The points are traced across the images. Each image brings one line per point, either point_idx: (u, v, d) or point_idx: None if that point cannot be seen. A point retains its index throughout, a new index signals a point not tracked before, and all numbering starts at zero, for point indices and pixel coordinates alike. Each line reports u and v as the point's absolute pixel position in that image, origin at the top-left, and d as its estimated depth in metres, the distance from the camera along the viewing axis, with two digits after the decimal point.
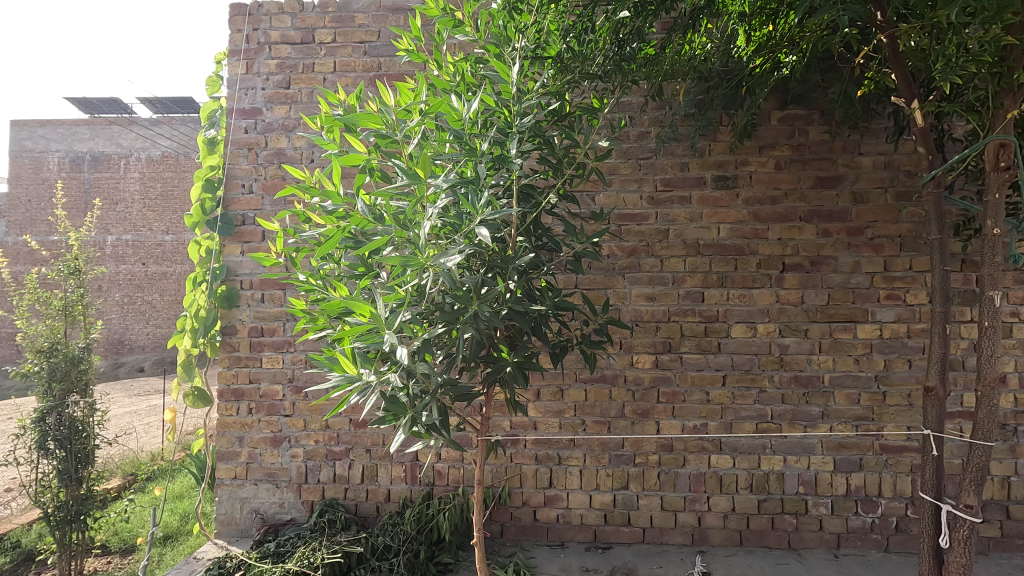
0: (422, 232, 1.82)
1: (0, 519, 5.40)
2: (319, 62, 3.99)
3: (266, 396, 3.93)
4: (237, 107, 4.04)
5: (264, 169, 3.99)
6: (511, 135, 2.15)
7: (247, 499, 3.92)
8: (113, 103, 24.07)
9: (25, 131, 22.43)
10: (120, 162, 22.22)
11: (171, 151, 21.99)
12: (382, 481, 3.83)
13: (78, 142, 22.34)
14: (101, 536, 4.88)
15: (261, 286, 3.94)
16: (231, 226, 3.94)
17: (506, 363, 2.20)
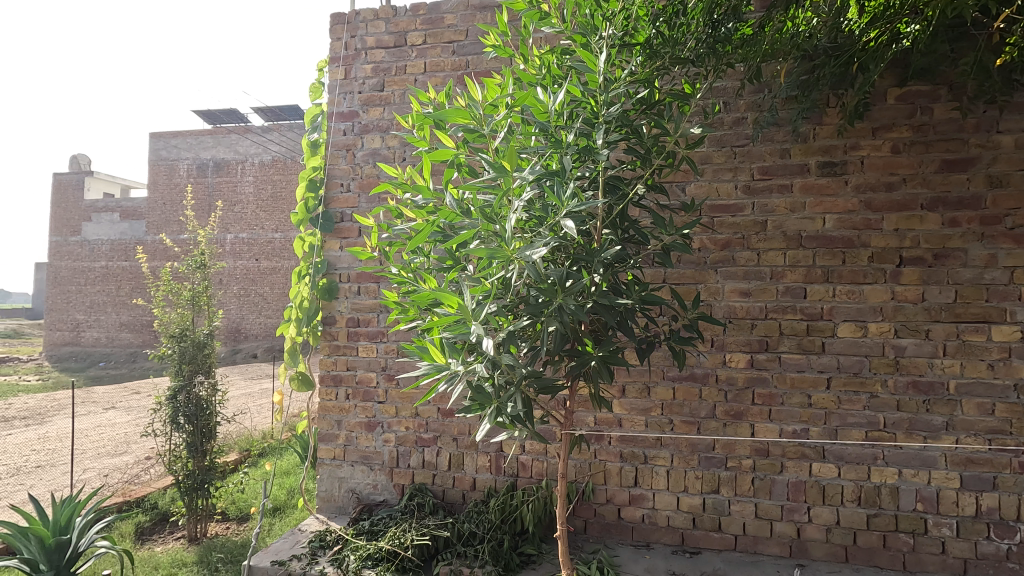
0: (508, 224, 1.83)
1: (142, 482, 6.16)
2: (411, 64, 4.15)
3: (362, 382, 4.17)
4: (337, 111, 4.31)
5: (360, 169, 4.22)
6: (597, 125, 2.11)
7: (345, 479, 4.18)
8: (231, 113, 26.59)
9: (160, 142, 25.35)
10: (237, 167, 24.57)
11: (279, 157, 24.14)
12: (468, 470, 3.94)
13: (203, 150, 24.91)
14: (222, 504, 5.41)
15: (358, 279, 4.18)
16: (331, 223, 4.21)
17: (591, 357, 2.16)
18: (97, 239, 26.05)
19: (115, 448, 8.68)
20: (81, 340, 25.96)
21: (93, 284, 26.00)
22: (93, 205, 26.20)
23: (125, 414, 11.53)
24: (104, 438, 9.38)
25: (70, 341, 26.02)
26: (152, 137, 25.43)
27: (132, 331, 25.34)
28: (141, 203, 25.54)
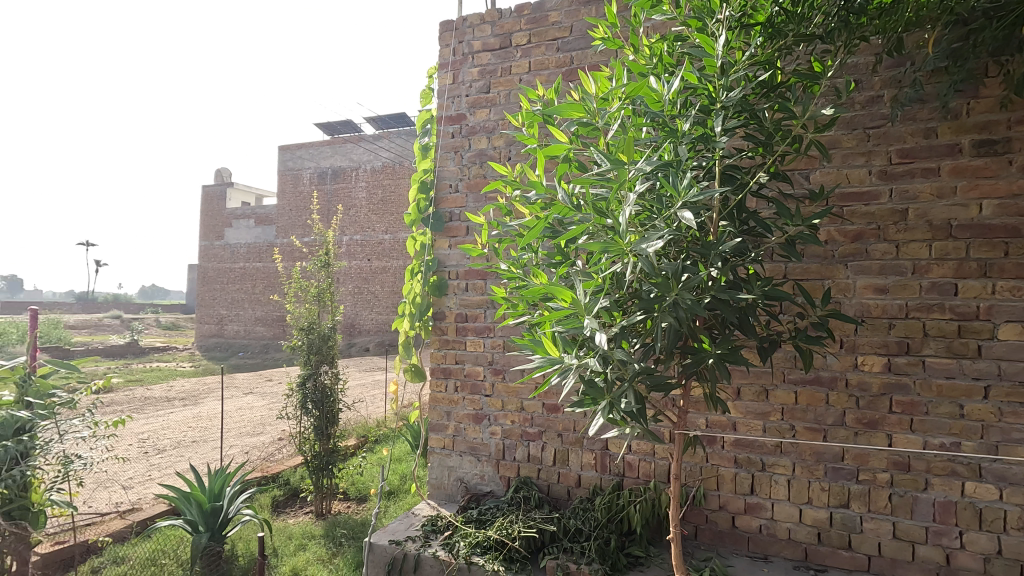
0: (622, 217, 1.80)
1: (276, 460, 6.84)
2: (515, 64, 4.23)
3: (470, 375, 4.32)
4: (445, 115, 4.50)
5: (468, 169, 4.36)
6: (715, 111, 2.01)
7: (454, 468, 4.36)
8: (347, 124, 28.69)
9: (287, 154, 27.98)
10: (352, 174, 26.49)
11: (389, 163, 25.65)
12: (573, 466, 3.94)
13: (323, 160, 27.13)
14: (344, 485, 5.87)
15: (466, 277, 4.33)
16: (442, 222, 4.40)
17: (708, 355, 2.06)
18: (237, 243, 29.34)
19: (254, 429, 9.74)
20: (225, 332, 29.41)
21: (233, 283, 29.34)
22: (233, 213, 29.55)
23: (261, 399, 12.90)
24: (245, 419, 10.57)
25: (216, 333, 29.57)
26: (281, 149, 28.13)
27: (264, 325, 28.25)
28: (272, 209, 28.37)
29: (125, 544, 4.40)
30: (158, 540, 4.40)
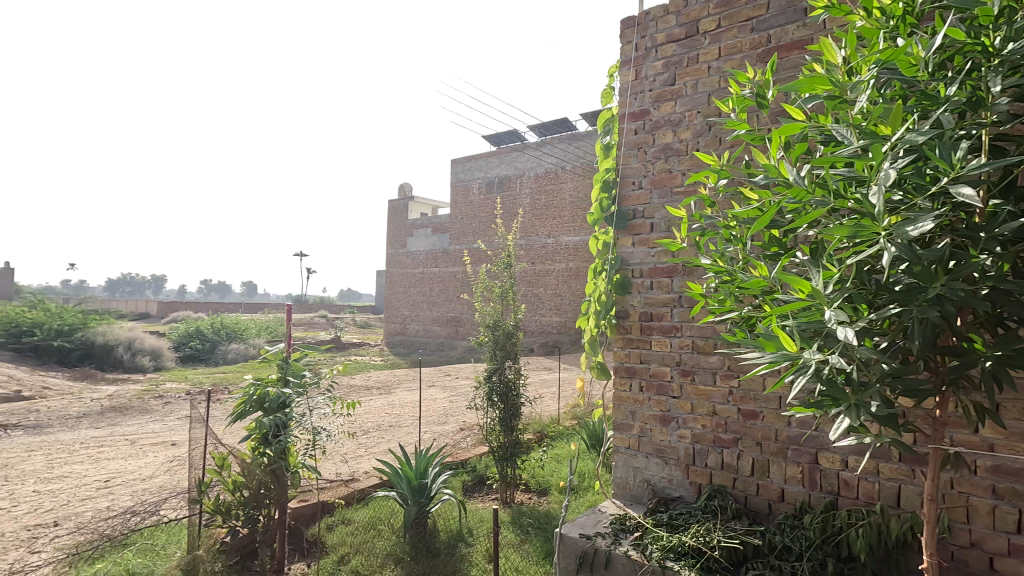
0: (875, 198, 1.61)
1: (464, 448, 7.42)
2: (704, 52, 4.03)
3: (656, 376, 4.21)
4: (628, 112, 4.46)
5: (653, 165, 4.26)
6: (990, 70, 1.70)
7: (639, 470, 4.29)
8: (512, 134, 30.06)
9: (459, 166, 30.24)
10: (517, 181, 27.70)
11: (551, 168, 26.27)
12: (775, 479, 3.62)
13: (490, 169, 28.81)
14: (527, 475, 6.13)
15: (651, 275, 4.23)
16: (625, 220, 4.37)
17: (982, 358, 1.74)
18: (417, 250, 32.48)
19: (438, 418, 10.67)
20: (407, 331, 32.69)
21: (414, 286, 32.50)
22: (414, 223, 32.82)
23: (441, 391, 14.07)
24: (430, 409, 11.62)
25: (400, 331, 33.02)
26: (454, 163, 30.48)
27: (440, 324, 30.81)
28: (446, 219, 30.92)
29: (350, 508, 5.12)
30: (375, 508, 5.04)
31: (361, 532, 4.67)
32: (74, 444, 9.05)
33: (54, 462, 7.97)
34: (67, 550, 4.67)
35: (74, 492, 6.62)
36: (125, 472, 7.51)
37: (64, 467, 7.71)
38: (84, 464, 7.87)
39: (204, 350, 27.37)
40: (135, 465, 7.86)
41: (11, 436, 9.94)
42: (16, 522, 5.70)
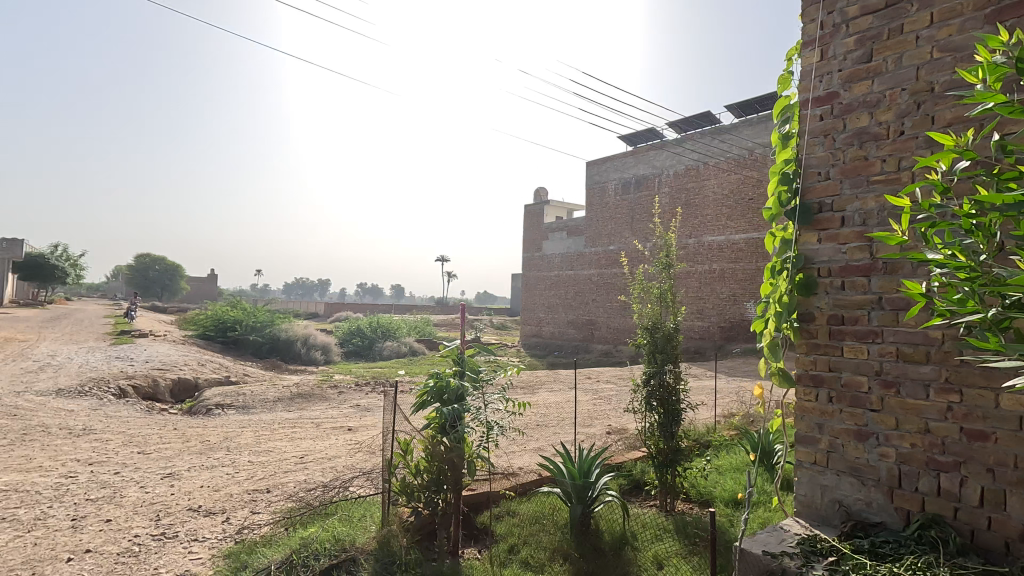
0: None
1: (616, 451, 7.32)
2: (910, 21, 3.49)
3: (849, 385, 3.69)
4: (813, 96, 4.01)
5: (843, 153, 3.78)
6: None
7: (828, 487, 3.79)
8: (649, 133, 29.22)
9: (594, 168, 30.12)
10: (655, 181, 26.84)
11: (692, 165, 25.01)
12: (1014, 514, 2.99)
13: (626, 170, 28.31)
14: (687, 484, 5.88)
15: (842, 273, 3.72)
16: (809, 215, 3.92)
17: None
18: (553, 254, 32.91)
19: (582, 422, 10.68)
20: (543, 333, 33.21)
21: (549, 289, 32.95)
22: (549, 227, 33.32)
23: (581, 394, 14.07)
24: (572, 412, 11.68)
25: (536, 333, 33.66)
26: (589, 165, 30.42)
27: (575, 327, 30.85)
28: (581, 221, 30.94)
29: (514, 500, 5.34)
30: (537, 502, 5.20)
31: (527, 525, 4.85)
32: (272, 424, 10.60)
33: (259, 438, 9.40)
34: (282, 514, 5.50)
35: (277, 465, 7.76)
36: (314, 451, 8.62)
37: (267, 443, 9.06)
38: (281, 442, 9.17)
39: (363, 346, 30.42)
40: (320, 445, 8.97)
41: (225, 414, 11.93)
42: (239, 485, 6.83)
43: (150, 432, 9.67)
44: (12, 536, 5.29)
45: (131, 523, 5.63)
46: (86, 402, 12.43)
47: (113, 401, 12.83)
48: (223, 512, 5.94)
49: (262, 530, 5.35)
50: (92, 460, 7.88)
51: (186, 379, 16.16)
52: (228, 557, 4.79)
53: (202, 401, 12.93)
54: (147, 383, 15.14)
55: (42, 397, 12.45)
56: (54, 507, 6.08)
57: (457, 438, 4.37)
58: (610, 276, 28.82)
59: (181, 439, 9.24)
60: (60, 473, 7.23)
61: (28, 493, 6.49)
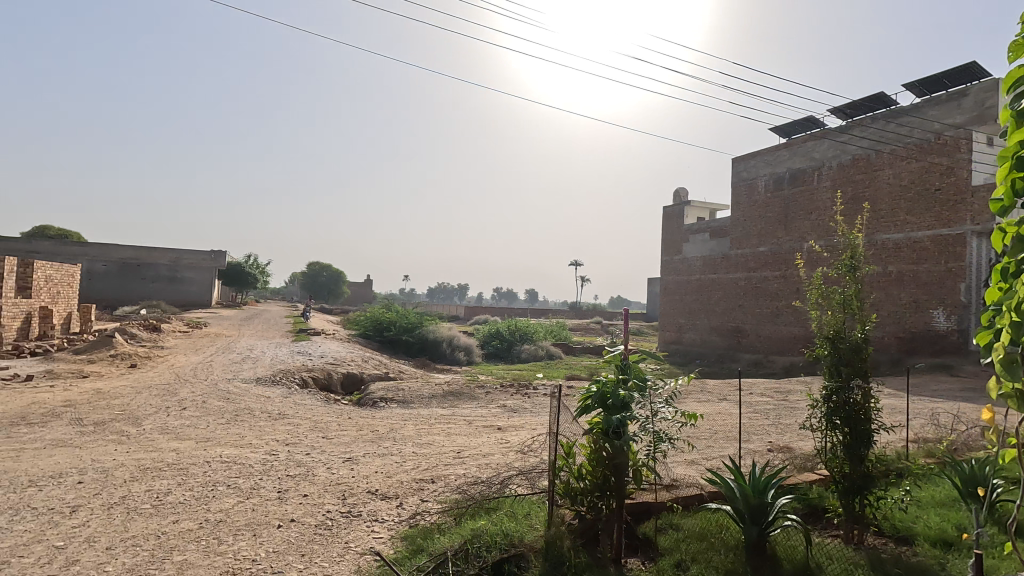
0: None
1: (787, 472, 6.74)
2: None
3: None
4: None
5: None
6: None
7: None
8: (807, 122, 26.54)
9: (742, 165, 28.10)
10: (815, 174, 24.24)
11: (862, 154, 22.17)
12: None
13: (780, 164, 25.97)
14: (880, 515, 5.24)
15: None
16: None
17: None
18: (694, 257, 31.30)
19: (737, 437, 9.98)
20: (684, 340, 31.68)
21: (690, 294, 31.37)
22: (691, 228, 31.73)
23: (734, 407, 13.15)
24: (723, 425, 10.96)
25: (676, 340, 32.22)
26: (736, 161, 28.45)
27: (720, 335, 28.98)
28: (727, 222, 28.99)
29: (678, 513, 5.19)
30: (704, 518, 4.97)
31: (693, 541, 4.67)
32: (429, 419, 11.42)
33: (419, 432, 10.18)
34: (449, 504, 5.92)
35: (438, 458, 8.33)
36: (468, 447, 9.11)
37: (427, 437, 9.78)
38: (439, 436, 9.84)
39: (502, 349, 31.56)
40: (474, 442, 9.45)
41: (388, 407, 13.11)
42: (407, 474, 7.45)
43: (330, 420, 10.96)
44: (236, 501, 6.30)
45: (323, 499, 6.42)
46: (279, 389, 14.48)
47: (298, 390, 14.77)
48: (397, 497, 6.53)
49: (431, 518, 5.80)
50: (288, 441, 9.12)
51: (354, 374, 18.06)
52: (406, 539, 5.27)
53: (368, 394, 14.35)
54: (323, 376, 17.19)
55: (247, 384, 14.75)
56: (264, 478, 7.14)
57: (622, 446, 4.32)
58: (760, 280, 26.64)
59: (354, 428, 10.34)
60: (265, 450, 8.47)
61: (244, 465, 7.70)
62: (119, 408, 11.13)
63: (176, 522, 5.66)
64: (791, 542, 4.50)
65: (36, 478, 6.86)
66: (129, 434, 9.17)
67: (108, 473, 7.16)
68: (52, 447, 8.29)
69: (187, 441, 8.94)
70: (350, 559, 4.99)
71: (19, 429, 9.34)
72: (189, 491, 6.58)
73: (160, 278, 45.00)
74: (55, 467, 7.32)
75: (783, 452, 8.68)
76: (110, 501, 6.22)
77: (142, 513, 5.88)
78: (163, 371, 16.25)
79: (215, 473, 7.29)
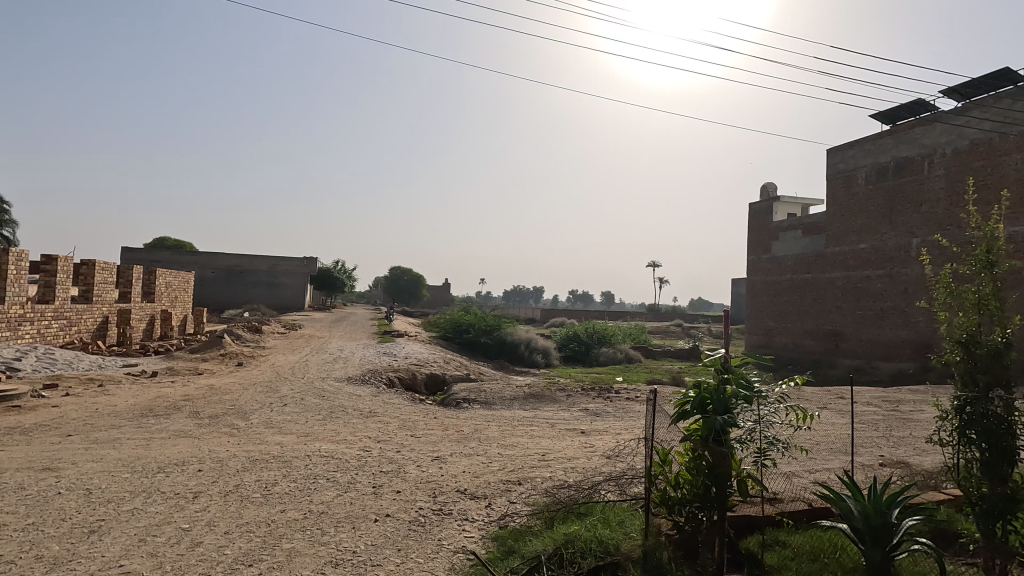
0: None
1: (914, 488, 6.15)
2: None
3: None
4: None
5: None
6: None
7: None
8: (916, 105, 24.15)
9: (838, 156, 26.07)
10: (925, 163, 22.04)
11: (982, 138, 19.85)
12: None
13: (883, 153, 23.86)
14: None
15: None
16: None
17: None
18: (785, 255, 29.42)
19: (843, 449, 9.20)
20: (773, 344, 29.86)
21: (781, 294, 29.52)
22: (781, 226, 29.89)
23: (836, 417, 12.15)
24: (825, 436, 10.16)
25: (765, 344, 30.42)
26: (832, 152, 26.45)
27: (814, 339, 27.03)
28: (822, 218, 27.02)
29: (785, 528, 5.02)
30: (815, 536, 4.80)
31: (805, 560, 4.53)
32: (512, 421, 11.47)
33: (503, 433, 10.25)
34: (538, 507, 5.94)
35: (523, 460, 8.34)
36: (553, 449, 9.05)
37: (511, 438, 9.82)
38: (523, 438, 9.85)
39: (580, 352, 31.26)
40: (558, 445, 9.37)
41: (471, 408, 13.32)
42: (494, 475, 7.52)
43: (417, 419, 11.30)
44: (335, 494, 6.63)
45: (415, 496, 6.61)
46: (368, 389, 15.14)
47: (385, 390, 15.38)
48: (486, 498, 6.61)
49: (520, 520, 5.84)
50: (379, 438, 9.51)
51: (436, 374, 18.55)
52: (496, 540, 5.36)
53: (451, 395, 14.68)
54: (408, 376, 17.81)
55: (339, 383, 15.56)
56: (359, 473, 7.46)
57: (725, 455, 4.12)
58: (861, 279, 24.58)
59: (440, 427, 10.60)
60: (359, 446, 8.87)
61: (341, 460, 8.10)
62: (229, 403, 12.11)
63: (283, 512, 6.03)
64: (921, 566, 4.36)
65: (164, 464, 7.58)
66: (239, 427, 9.94)
67: (222, 462, 7.79)
68: (176, 437, 9.14)
69: (289, 435, 9.55)
70: (444, 556, 5.10)
71: (148, 419, 10.40)
72: (293, 482, 7.02)
73: (260, 283, 48.70)
74: (178, 455, 8.06)
75: (899, 467, 7.89)
76: (225, 488, 6.75)
77: (253, 501, 6.33)
78: (266, 370, 17.53)
79: (315, 467, 7.72)
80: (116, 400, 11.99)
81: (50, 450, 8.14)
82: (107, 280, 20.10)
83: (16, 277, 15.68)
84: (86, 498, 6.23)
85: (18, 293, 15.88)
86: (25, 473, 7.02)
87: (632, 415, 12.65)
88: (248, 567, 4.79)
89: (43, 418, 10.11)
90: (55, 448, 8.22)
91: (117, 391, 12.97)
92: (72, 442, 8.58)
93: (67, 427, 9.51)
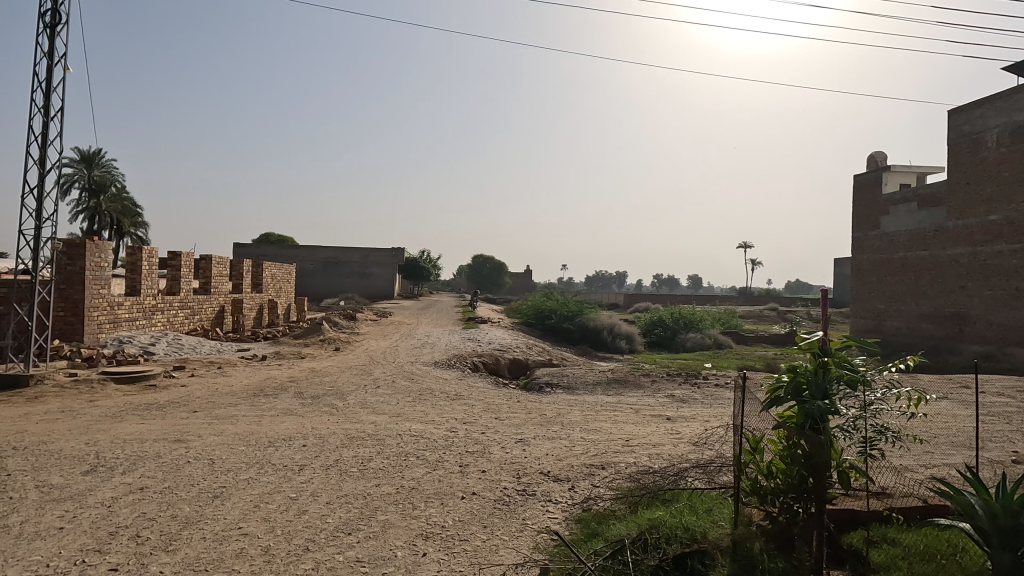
0: None
1: None
2: None
3: None
4: None
5: None
6: None
7: None
8: None
9: (963, 117, 23.13)
10: None
11: None
12: None
13: (1019, 110, 20.90)
14: None
15: None
16: None
17: None
18: (896, 231, 26.76)
19: (967, 443, 8.31)
20: (883, 328, 27.31)
21: (892, 274, 26.91)
22: (891, 198, 27.16)
23: (959, 408, 10.96)
24: (945, 427, 9.20)
25: (873, 328, 27.92)
26: (955, 113, 23.52)
27: (933, 322, 24.43)
28: (942, 187, 24.19)
29: (894, 525, 4.67)
30: (929, 536, 4.42)
31: (917, 561, 4.16)
32: (597, 406, 11.39)
33: (586, 418, 10.25)
34: (622, 493, 5.92)
35: (607, 444, 8.29)
36: (637, 435, 8.92)
37: (595, 423, 9.80)
38: (606, 423, 9.79)
39: (665, 337, 30.40)
40: (642, 431, 9.20)
41: (554, 393, 13.46)
42: (577, 458, 7.54)
43: (502, 403, 11.53)
44: (425, 471, 6.96)
45: (500, 476, 6.78)
46: (454, 372, 15.72)
47: (470, 374, 15.88)
48: (569, 480, 6.66)
49: (604, 504, 5.84)
50: (465, 420, 9.80)
51: (519, 359, 18.77)
52: (581, 522, 5.38)
53: (535, 379, 14.86)
54: (492, 361, 18.19)
55: (427, 366, 16.28)
56: (448, 453, 7.76)
57: (824, 444, 3.88)
58: (990, 255, 21.85)
59: (524, 411, 10.76)
60: (446, 427, 9.23)
61: (430, 440, 8.47)
62: (329, 385, 13.01)
63: (378, 486, 6.42)
64: None
65: (273, 439, 8.32)
66: (337, 407, 10.67)
67: (323, 438, 8.43)
68: (283, 415, 9.97)
69: (382, 415, 10.11)
70: (528, 535, 5.21)
71: (260, 398, 11.45)
72: (387, 459, 7.45)
73: (353, 273, 51.61)
74: (286, 432, 8.79)
75: None
76: (327, 462, 7.30)
77: (351, 475, 6.80)
78: (360, 354, 18.69)
79: (407, 445, 8.12)
80: (233, 381, 13.28)
81: (180, 424, 9.19)
82: (222, 273, 22.22)
83: (149, 272, 17.77)
84: (210, 467, 6.99)
85: (151, 285, 18.00)
86: (161, 444, 7.99)
87: (721, 402, 12.15)
88: (348, 535, 5.15)
89: (174, 396, 11.41)
90: (184, 423, 9.27)
91: (232, 373, 14.36)
92: (199, 418, 9.63)
93: (193, 404, 10.69)
